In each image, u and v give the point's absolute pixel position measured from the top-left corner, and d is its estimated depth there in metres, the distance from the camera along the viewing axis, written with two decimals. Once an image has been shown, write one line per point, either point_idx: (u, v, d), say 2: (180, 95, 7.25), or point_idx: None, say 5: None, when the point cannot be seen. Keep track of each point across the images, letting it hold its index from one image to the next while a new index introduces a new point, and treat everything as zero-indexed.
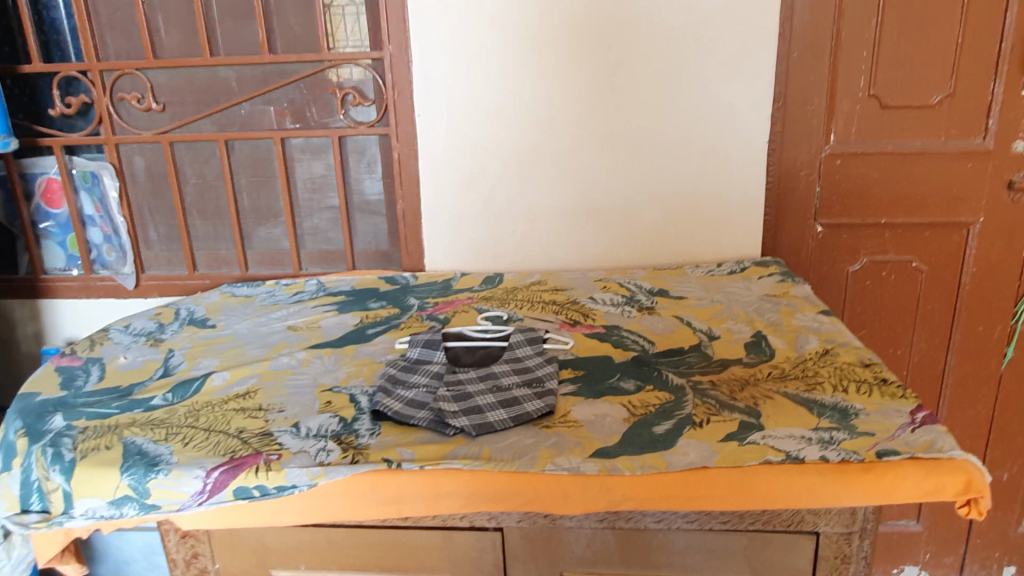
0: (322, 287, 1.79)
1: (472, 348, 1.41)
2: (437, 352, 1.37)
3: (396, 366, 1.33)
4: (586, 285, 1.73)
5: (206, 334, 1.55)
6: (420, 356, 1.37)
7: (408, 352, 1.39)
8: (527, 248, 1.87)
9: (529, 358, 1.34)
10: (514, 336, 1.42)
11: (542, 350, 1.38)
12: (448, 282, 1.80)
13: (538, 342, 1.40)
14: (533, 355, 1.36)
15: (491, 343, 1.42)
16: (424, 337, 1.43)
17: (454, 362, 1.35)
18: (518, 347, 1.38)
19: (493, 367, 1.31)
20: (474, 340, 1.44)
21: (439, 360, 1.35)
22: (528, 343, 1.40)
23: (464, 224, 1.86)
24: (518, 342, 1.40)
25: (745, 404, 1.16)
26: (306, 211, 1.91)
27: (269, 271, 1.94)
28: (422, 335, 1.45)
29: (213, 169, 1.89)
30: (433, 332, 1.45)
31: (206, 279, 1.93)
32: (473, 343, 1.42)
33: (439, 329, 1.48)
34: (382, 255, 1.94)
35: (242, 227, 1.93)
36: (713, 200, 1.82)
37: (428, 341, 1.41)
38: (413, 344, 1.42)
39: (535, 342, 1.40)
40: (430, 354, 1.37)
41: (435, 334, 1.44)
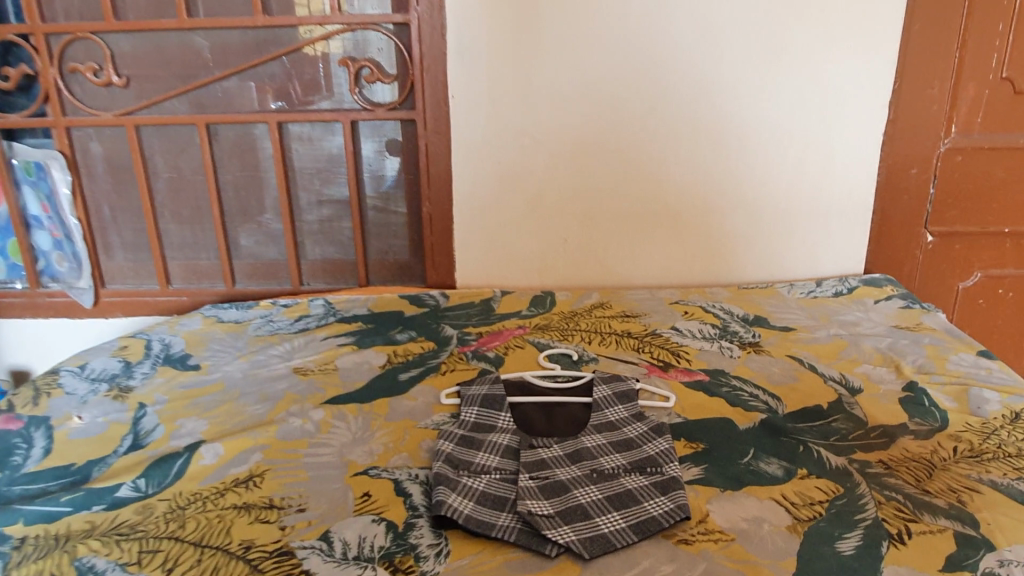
0: (332, 311, 1.44)
1: (546, 406, 1.07)
2: (502, 416, 1.04)
3: (452, 435, 0.99)
4: (662, 310, 1.40)
5: (188, 380, 1.19)
6: (479, 420, 1.04)
7: (462, 414, 1.06)
8: (580, 260, 1.54)
9: (627, 425, 1.01)
10: (600, 391, 1.09)
11: (639, 411, 1.05)
12: (488, 303, 1.46)
13: (633, 400, 1.07)
14: (630, 419, 1.03)
15: (569, 399, 1.08)
16: (481, 392, 1.09)
17: (527, 429, 1.02)
18: (609, 408, 1.05)
19: (582, 438, 0.98)
20: (545, 394, 1.11)
21: (507, 427, 1.02)
22: (620, 401, 1.07)
23: (502, 230, 1.52)
24: (607, 400, 1.07)
25: (945, 501, 0.85)
26: (306, 213, 1.54)
27: (260, 286, 1.58)
28: (477, 387, 1.11)
29: (190, 160, 1.50)
30: (490, 383, 1.12)
31: (183, 296, 1.57)
32: (545, 399, 1.09)
33: (496, 376, 1.14)
34: (400, 267, 1.59)
35: (228, 233, 1.56)
36: (808, 205, 1.50)
37: (488, 397, 1.08)
38: (467, 402, 1.08)
39: (628, 399, 1.07)
40: (493, 418, 1.04)
41: (495, 387, 1.10)
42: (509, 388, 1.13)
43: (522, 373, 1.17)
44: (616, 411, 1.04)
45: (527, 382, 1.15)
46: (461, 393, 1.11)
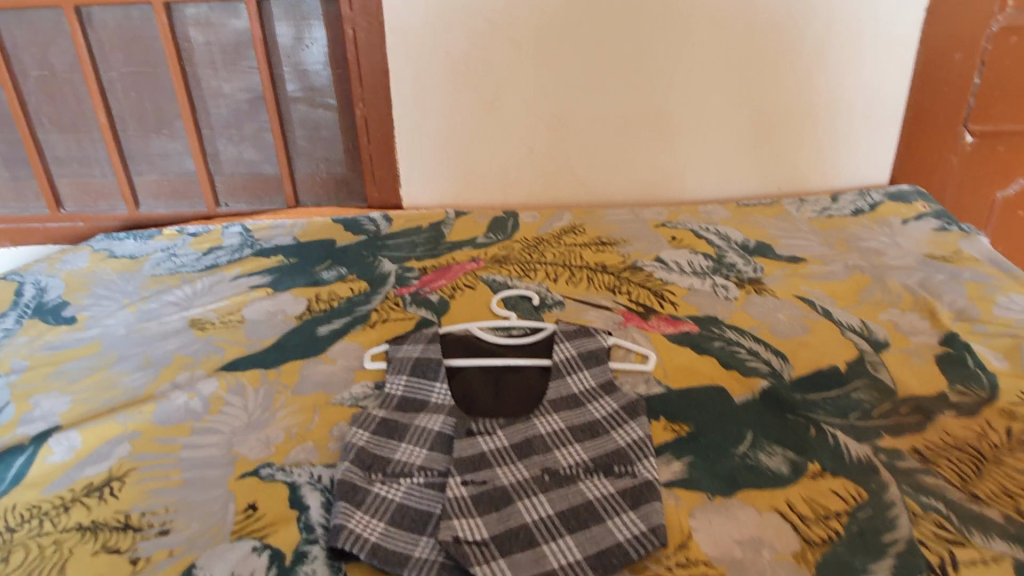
0: (250, 241, 1.19)
1: (494, 372, 0.86)
2: (437, 388, 0.82)
3: (370, 419, 0.78)
4: (646, 236, 1.16)
5: (57, 339, 0.96)
6: (407, 394, 0.82)
7: (387, 384, 0.84)
8: (550, 172, 1.29)
9: (593, 400, 0.80)
10: (562, 350, 0.87)
11: (611, 378, 0.83)
12: (438, 228, 1.21)
13: (603, 363, 0.85)
14: (597, 391, 0.82)
15: (523, 362, 0.86)
16: (413, 353, 0.87)
17: (467, 407, 0.80)
18: (573, 375, 0.83)
19: (535, 422, 0.77)
20: (495, 355, 0.89)
21: (442, 404, 0.80)
22: (586, 365, 0.85)
23: (455, 138, 1.26)
24: (570, 364, 0.85)
25: (1000, 512, 0.65)
26: (216, 119, 1.27)
27: (169, 209, 1.32)
28: (409, 346, 0.89)
29: (64, 55, 1.21)
30: (426, 341, 0.89)
31: (78, 221, 1.32)
32: (494, 362, 0.87)
33: (436, 329, 0.92)
34: (335, 184, 1.33)
35: (123, 145, 1.28)
36: (826, 101, 1.23)
37: (421, 362, 0.86)
38: (396, 368, 0.86)
39: (598, 362, 0.85)
40: (425, 392, 0.82)
41: (431, 347, 0.88)
42: (451, 345, 0.91)
43: (469, 324, 0.94)
44: (581, 380, 0.83)
45: (475, 337, 0.92)
46: (390, 354, 0.89)
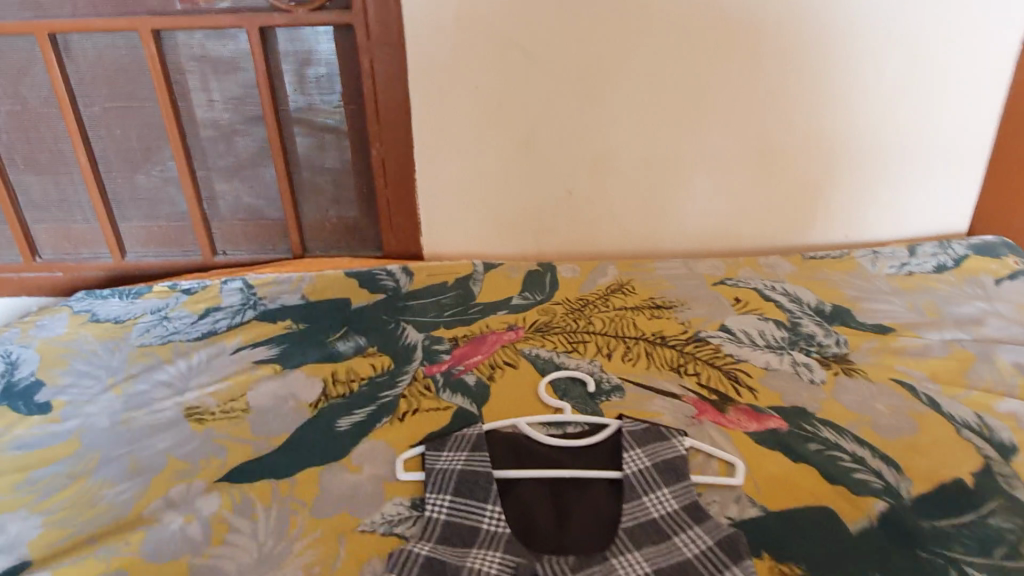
0: (252, 301, 1.04)
1: (555, 487, 0.71)
2: (488, 513, 0.68)
3: (411, 560, 0.63)
4: (704, 298, 1.02)
5: (27, 435, 0.80)
6: (452, 520, 0.68)
7: (426, 507, 0.69)
8: (590, 219, 1.15)
9: (678, 531, 0.66)
10: (634, 461, 0.73)
11: (696, 499, 0.69)
12: (467, 284, 1.07)
13: (686, 477, 0.71)
14: (682, 517, 0.68)
15: (591, 474, 0.72)
16: (455, 466, 0.73)
17: (527, 539, 0.66)
18: (650, 494, 0.69)
19: (613, 561, 0.63)
20: (554, 463, 0.74)
21: (495, 535, 0.66)
22: (666, 481, 0.71)
23: (482, 180, 1.11)
24: (646, 479, 0.71)
25: None
26: (212, 158, 1.12)
27: (159, 258, 1.17)
28: (448, 454, 0.74)
29: (38, 88, 1.05)
30: (470, 446, 0.75)
31: (56, 272, 1.16)
32: (555, 473, 0.72)
33: (479, 428, 0.77)
34: (347, 230, 1.19)
35: (107, 188, 1.13)
36: (899, 141, 1.11)
37: (465, 476, 0.71)
38: (434, 485, 0.71)
39: (679, 476, 0.71)
40: (474, 518, 0.68)
41: (476, 456, 0.73)
42: (501, 447, 0.76)
43: (517, 420, 0.80)
44: (660, 502, 0.69)
45: (527, 437, 0.78)
46: (424, 463, 0.74)
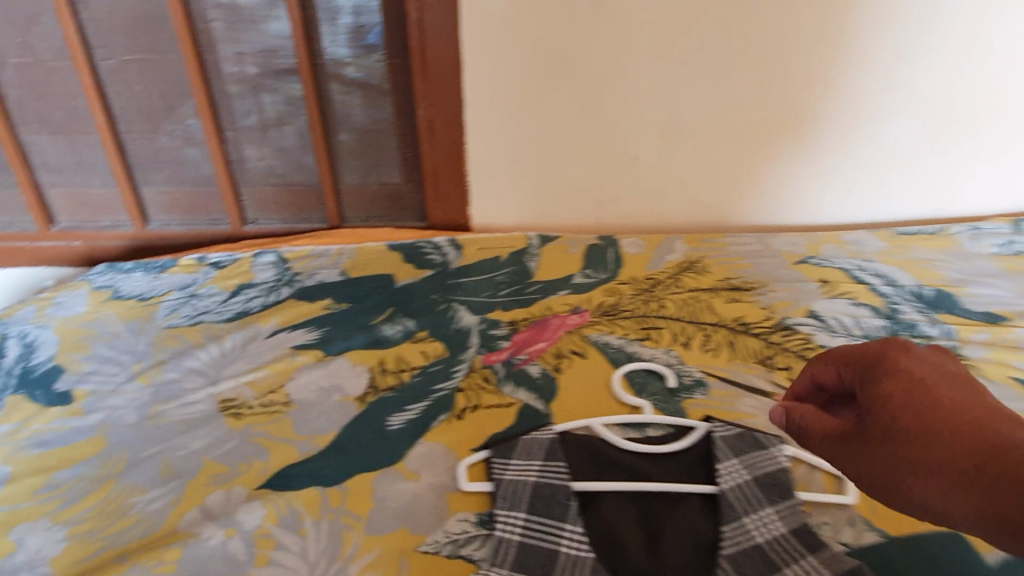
0: (288, 277, 0.95)
1: (642, 503, 0.63)
2: (567, 534, 0.59)
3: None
4: (787, 279, 0.93)
5: (47, 431, 0.72)
6: (528, 542, 0.59)
7: (496, 525, 0.61)
8: (655, 188, 1.06)
9: (789, 561, 0.57)
10: (730, 476, 0.64)
11: (805, 522, 0.60)
12: (522, 259, 0.98)
13: (792, 496, 0.62)
14: (791, 542, 0.58)
15: (681, 487, 0.64)
16: (529, 478, 0.64)
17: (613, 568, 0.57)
18: (752, 516, 0.60)
19: None
20: (638, 474, 0.66)
21: (577, 560, 0.57)
22: (769, 500, 0.62)
23: (537, 145, 1.01)
24: (746, 498, 0.62)
25: None
26: (241, 118, 1.02)
27: (185, 227, 1.09)
28: (519, 463, 0.66)
29: (49, 39, 0.95)
30: (544, 455, 0.66)
31: (75, 241, 1.08)
32: (641, 485, 0.64)
33: (552, 433, 0.69)
34: (387, 197, 1.09)
35: (127, 150, 1.04)
36: (1004, 105, 0.99)
37: (540, 491, 0.63)
38: (505, 499, 0.63)
39: (784, 495, 0.62)
40: (553, 540, 0.59)
41: (551, 467, 0.65)
42: (576, 452, 0.68)
43: (592, 420, 0.71)
44: (764, 525, 0.60)
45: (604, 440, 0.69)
46: (492, 473, 0.66)
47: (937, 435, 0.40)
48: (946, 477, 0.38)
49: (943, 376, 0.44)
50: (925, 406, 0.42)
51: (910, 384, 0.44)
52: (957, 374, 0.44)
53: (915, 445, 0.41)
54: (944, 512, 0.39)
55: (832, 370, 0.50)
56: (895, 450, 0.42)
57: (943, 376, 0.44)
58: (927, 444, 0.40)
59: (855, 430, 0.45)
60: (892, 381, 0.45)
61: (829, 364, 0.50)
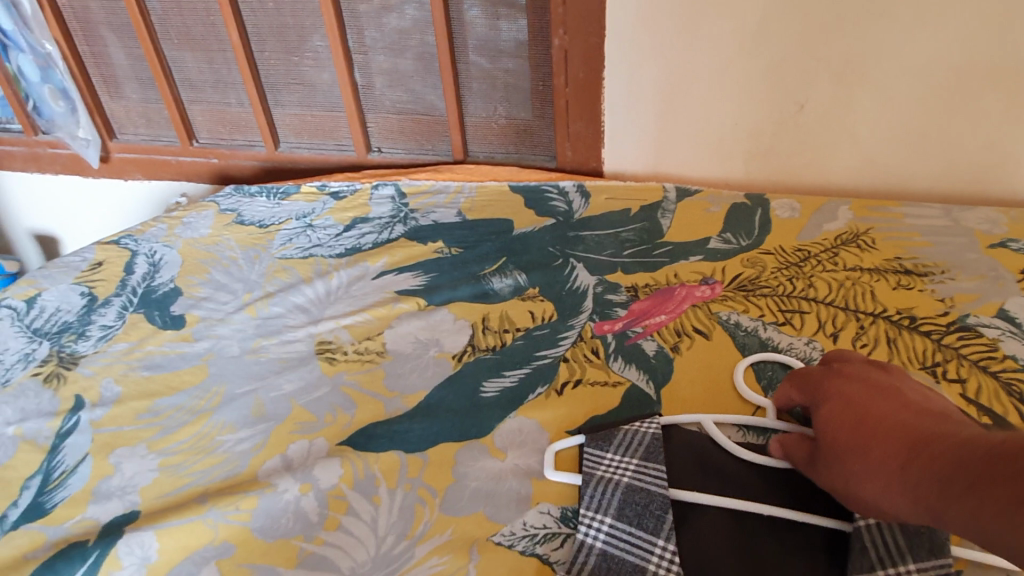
0: (403, 214, 0.91)
1: (748, 528, 0.52)
2: (657, 551, 0.50)
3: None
4: (974, 266, 0.76)
5: (158, 354, 0.74)
6: (612, 555, 0.51)
7: (580, 528, 0.53)
8: (821, 143, 0.91)
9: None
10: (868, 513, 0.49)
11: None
12: (654, 214, 0.88)
13: (943, 550, 0.46)
14: None
15: (804, 518, 0.52)
16: (621, 478, 0.56)
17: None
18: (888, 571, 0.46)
19: None
20: (749, 491, 0.55)
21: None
22: (913, 552, 0.46)
23: (685, 82, 0.89)
24: (883, 545, 0.47)
25: None
26: (370, 43, 0.97)
27: (313, 151, 1.08)
28: (613, 459, 0.57)
29: None
30: (643, 453, 0.57)
31: (213, 157, 1.12)
32: (751, 506, 0.53)
33: (657, 428, 0.60)
34: (516, 134, 1.01)
35: (261, 71, 1.02)
36: None
37: (632, 495, 0.54)
38: (593, 498, 0.55)
39: (935, 547, 0.46)
40: (639, 555, 0.50)
41: (649, 469, 0.56)
42: (681, 456, 0.58)
43: (704, 418, 0.61)
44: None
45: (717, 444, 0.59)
46: (583, 465, 0.58)
47: (860, 438, 0.45)
48: (879, 482, 0.43)
49: (868, 385, 0.49)
50: (851, 418, 0.47)
51: (838, 399, 0.50)
52: (873, 376, 0.51)
53: (851, 456, 0.45)
54: (886, 512, 0.43)
55: (795, 391, 0.57)
56: (841, 466, 0.46)
57: (861, 380, 0.50)
58: (858, 451, 0.45)
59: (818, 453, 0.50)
60: (832, 403, 0.50)
61: (789, 388, 0.58)
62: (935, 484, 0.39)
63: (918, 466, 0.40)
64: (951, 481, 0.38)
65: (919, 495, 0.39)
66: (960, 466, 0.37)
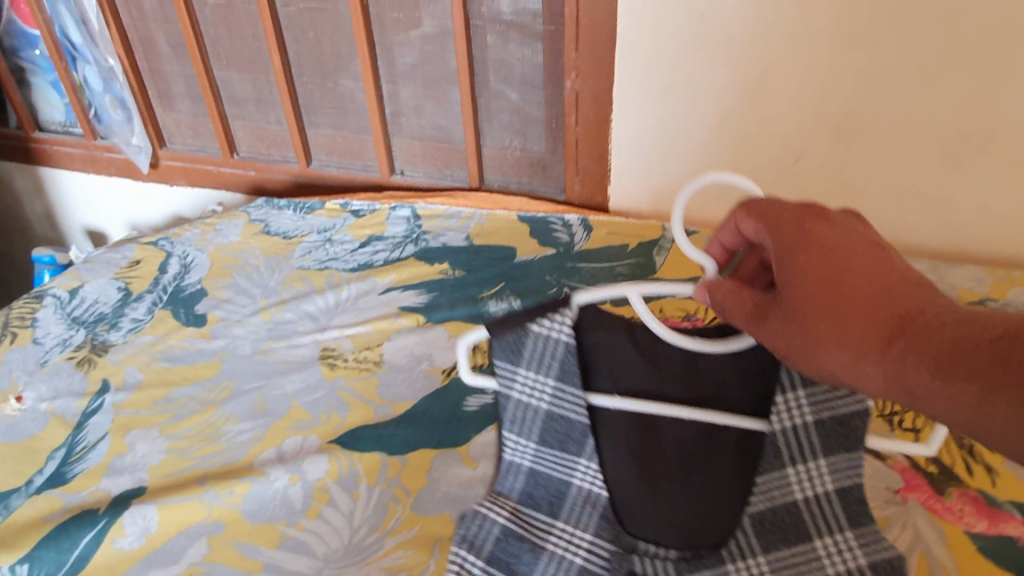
0: (416, 235, 0.98)
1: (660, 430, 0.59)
2: (580, 469, 0.59)
3: (483, 535, 0.58)
4: None
5: (178, 348, 0.81)
6: (540, 470, 0.61)
7: (509, 448, 0.63)
8: (816, 194, 0.95)
9: (823, 530, 0.52)
10: (787, 415, 0.53)
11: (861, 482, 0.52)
12: (650, 251, 0.93)
13: (856, 443, 0.52)
14: (832, 507, 0.52)
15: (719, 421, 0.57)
16: (539, 403, 0.60)
17: (620, 512, 0.58)
18: (797, 470, 0.53)
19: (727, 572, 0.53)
20: (663, 395, 0.59)
21: (589, 499, 0.59)
22: (826, 448, 0.52)
23: (688, 127, 0.95)
24: (797, 444, 0.53)
25: None
26: (400, 73, 1.04)
27: (341, 169, 1.16)
28: (527, 377, 0.59)
29: None
30: (557, 372, 0.58)
31: (250, 170, 1.20)
32: (670, 412, 0.58)
33: (571, 336, 0.57)
34: (529, 166, 1.07)
35: (299, 93, 1.11)
36: None
37: (552, 423, 0.60)
38: (517, 422, 0.61)
39: (847, 442, 0.52)
40: (563, 472, 0.60)
41: (564, 392, 0.58)
42: (606, 348, 0.60)
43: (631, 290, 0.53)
44: (809, 479, 0.53)
45: (630, 330, 0.60)
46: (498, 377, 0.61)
47: (838, 307, 0.43)
48: (855, 352, 0.42)
49: (848, 237, 0.46)
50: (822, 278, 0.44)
51: (805, 253, 0.45)
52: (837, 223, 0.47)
53: (822, 320, 0.44)
54: (852, 385, 0.44)
55: (745, 224, 0.50)
56: (804, 325, 0.44)
57: (839, 230, 0.46)
58: (836, 315, 0.43)
59: (776, 307, 0.46)
60: (803, 254, 0.45)
61: (741, 220, 0.51)
62: (930, 369, 0.39)
63: (910, 344, 0.40)
64: (962, 362, 0.38)
65: (910, 370, 0.40)
66: (960, 352, 0.38)
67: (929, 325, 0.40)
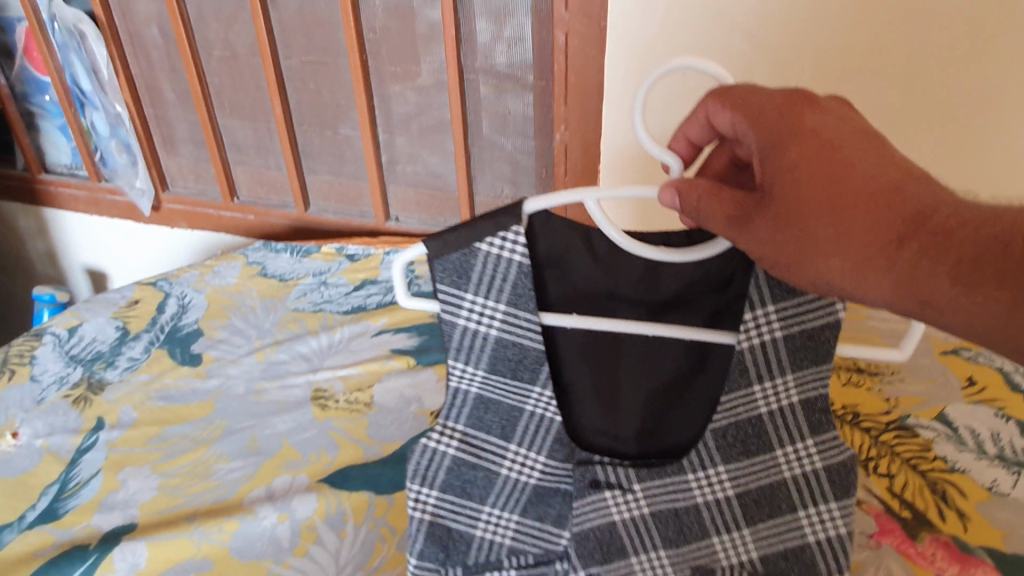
0: (408, 279, 1.00)
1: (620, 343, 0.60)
2: (533, 398, 0.56)
3: (435, 466, 0.56)
4: (926, 371, 0.82)
5: (173, 387, 0.83)
6: (487, 398, 0.56)
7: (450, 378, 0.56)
8: None
9: (784, 442, 0.55)
10: (757, 331, 0.53)
11: (824, 391, 0.54)
12: None
13: (824, 357, 0.53)
14: (796, 417, 0.54)
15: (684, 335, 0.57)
16: (487, 329, 0.54)
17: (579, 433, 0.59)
18: (764, 387, 0.54)
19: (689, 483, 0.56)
20: (621, 300, 0.59)
21: (542, 424, 0.56)
22: (796, 363, 0.53)
23: None
24: (765, 362, 0.53)
25: None
26: (396, 124, 1.08)
27: (338, 215, 1.19)
28: (474, 301, 0.54)
29: (245, 36, 1.08)
30: (509, 293, 0.53)
31: (249, 214, 1.23)
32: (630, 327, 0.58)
33: (525, 256, 0.53)
34: None
35: (299, 141, 1.14)
36: None
37: (502, 350, 0.55)
38: (460, 352, 0.55)
39: (817, 356, 0.53)
40: (515, 401, 0.56)
41: (517, 316, 0.54)
42: (567, 261, 0.58)
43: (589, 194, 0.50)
44: (775, 395, 0.54)
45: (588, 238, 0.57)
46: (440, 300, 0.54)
47: (842, 206, 0.40)
48: (863, 258, 0.40)
49: (840, 124, 0.44)
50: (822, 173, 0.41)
51: (798, 145, 0.43)
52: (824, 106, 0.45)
53: (824, 221, 0.41)
54: (850, 296, 0.42)
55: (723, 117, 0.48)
56: (802, 226, 0.42)
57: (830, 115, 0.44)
58: (840, 214, 0.40)
59: (764, 207, 0.43)
60: (798, 147, 0.42)
61: (720, 111, 0.48)
62: (952, 274, 0.37)
63: (928, 243, 0.38)
64: (988, 264, 0.37)
65: (930, 275, 0.38)
66: (983, 252, 0.37)
67: (944, 227, 0.38)
